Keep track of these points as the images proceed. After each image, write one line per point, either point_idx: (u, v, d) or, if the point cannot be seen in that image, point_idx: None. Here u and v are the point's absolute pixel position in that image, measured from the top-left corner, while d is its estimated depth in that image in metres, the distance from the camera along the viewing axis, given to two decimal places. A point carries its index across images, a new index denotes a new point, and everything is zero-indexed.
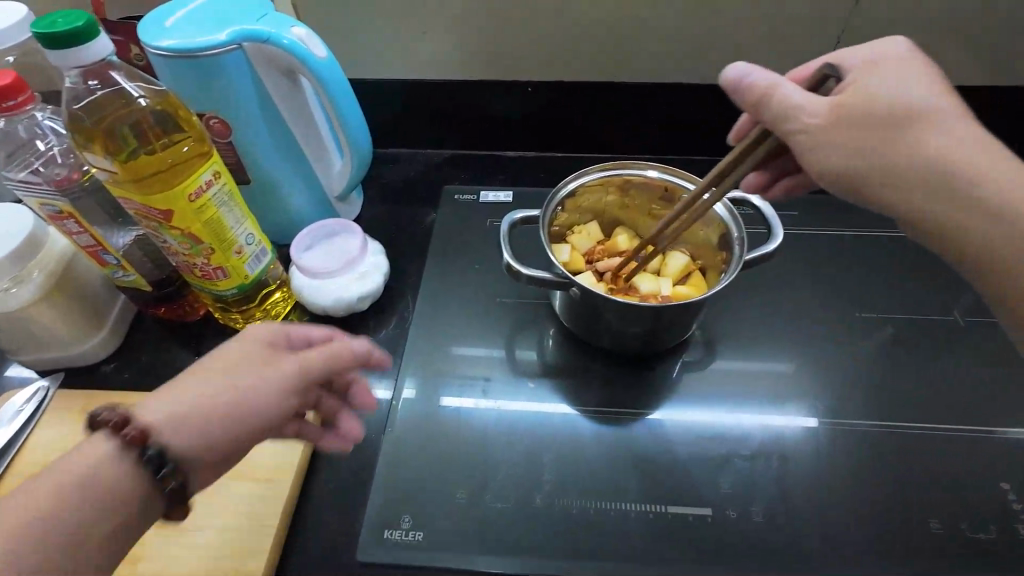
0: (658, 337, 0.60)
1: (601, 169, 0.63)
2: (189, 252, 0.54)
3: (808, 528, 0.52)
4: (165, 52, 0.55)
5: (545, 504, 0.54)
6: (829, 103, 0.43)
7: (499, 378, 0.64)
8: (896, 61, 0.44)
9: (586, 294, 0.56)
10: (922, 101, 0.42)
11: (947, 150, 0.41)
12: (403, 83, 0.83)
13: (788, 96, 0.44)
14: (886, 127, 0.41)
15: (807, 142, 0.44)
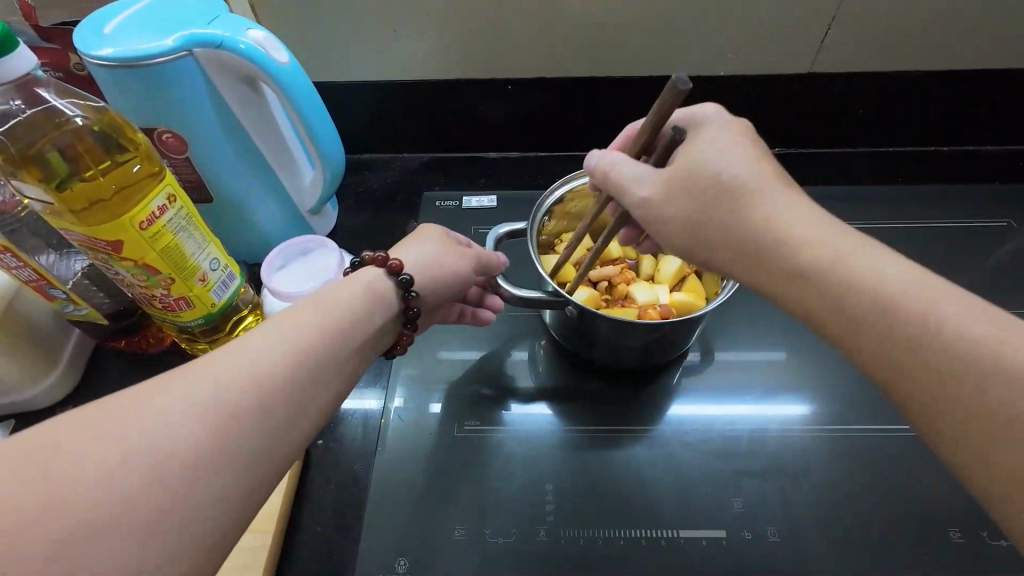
0: (659, 352, 0.57)
1: (590, 172, 0.60)
2: (146, 284, 0.49)
3: (822, 547, 0.50)
4: (107, 62, 0.50)
5: (549, 538, 0.51)
6: (656, 184, 0.44)
7: (502, 395, 0.61)
8: (707, 129, 0.44)
9: (581, 312, 0.53)
10: (742, 176, 0.41)
11: (726, 236, 0.41)
12: (376, 85, 0.78)
13: (630, 182, 0.45)
14: (714, 197, 0.41)
15: (652, 215, 0.45)
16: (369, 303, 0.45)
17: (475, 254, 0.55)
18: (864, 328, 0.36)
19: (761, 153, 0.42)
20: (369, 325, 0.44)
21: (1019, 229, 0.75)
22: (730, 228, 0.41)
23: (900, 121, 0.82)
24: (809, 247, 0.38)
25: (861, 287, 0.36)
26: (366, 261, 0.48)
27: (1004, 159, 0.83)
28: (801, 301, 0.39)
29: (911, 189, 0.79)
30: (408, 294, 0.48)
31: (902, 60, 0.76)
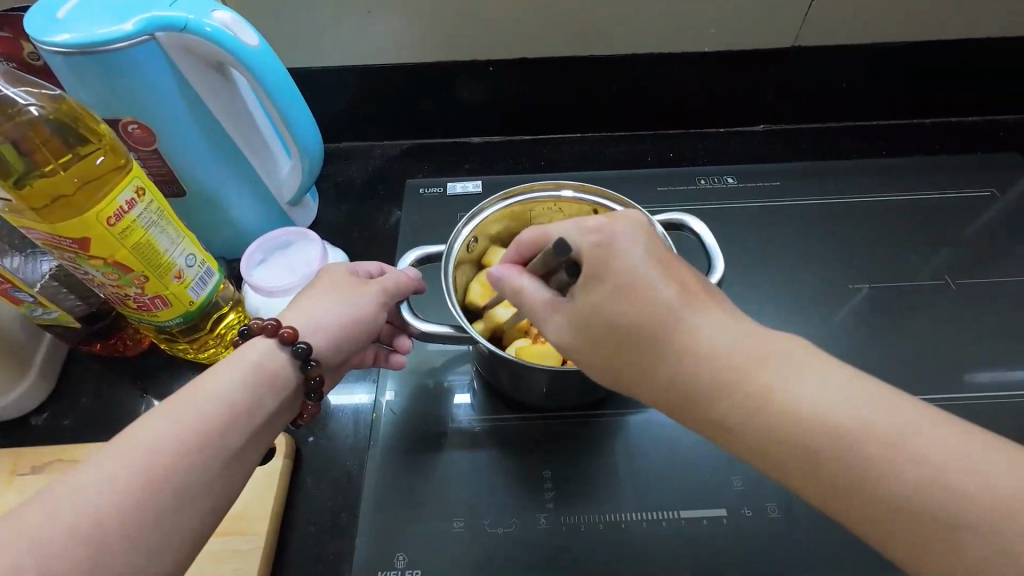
0: (597, 386, 0.53)
1: (514, 195, 0.59)
2: (118, 283, 0.47)
3: (820, 520, 0.50)
4: (63, 49, 0.47)
5: (550, 525, 0.50)
6: (565, 321, 0.40)
7: (445, 423, 0.57)
8: (616, 231, 0.39)
9: (494, 354, 0.49)
10: (643, 313, 0.37)
11: (683, 365, 0.36)
12: (352, 70, 0.75)
13: (539, 314, 0.42)
14: (631, 349, 0.38)
15: (559, 343, 0.41)
16: (264, 382, 0.42)
17: (383, 287, 0.51)
18: (839, 476, 0.33)
19: (662, 255, 0.39)
20: (259, 409, 0.41)
21: (1000, 197, 0.75)
22: (661, 378, 0.37)
23: (879, 93, 0.82)
24: (729, 367, 0.36)
25: (811, 440, 0.33)
26: (256, 330, 0.44)
27: (980, 128, 0.84)
28: (787, 461, 0.34)
29: (892, 161, 0.80)
30: (307, 363, 0.44)
31: (881, 32, 0.76)
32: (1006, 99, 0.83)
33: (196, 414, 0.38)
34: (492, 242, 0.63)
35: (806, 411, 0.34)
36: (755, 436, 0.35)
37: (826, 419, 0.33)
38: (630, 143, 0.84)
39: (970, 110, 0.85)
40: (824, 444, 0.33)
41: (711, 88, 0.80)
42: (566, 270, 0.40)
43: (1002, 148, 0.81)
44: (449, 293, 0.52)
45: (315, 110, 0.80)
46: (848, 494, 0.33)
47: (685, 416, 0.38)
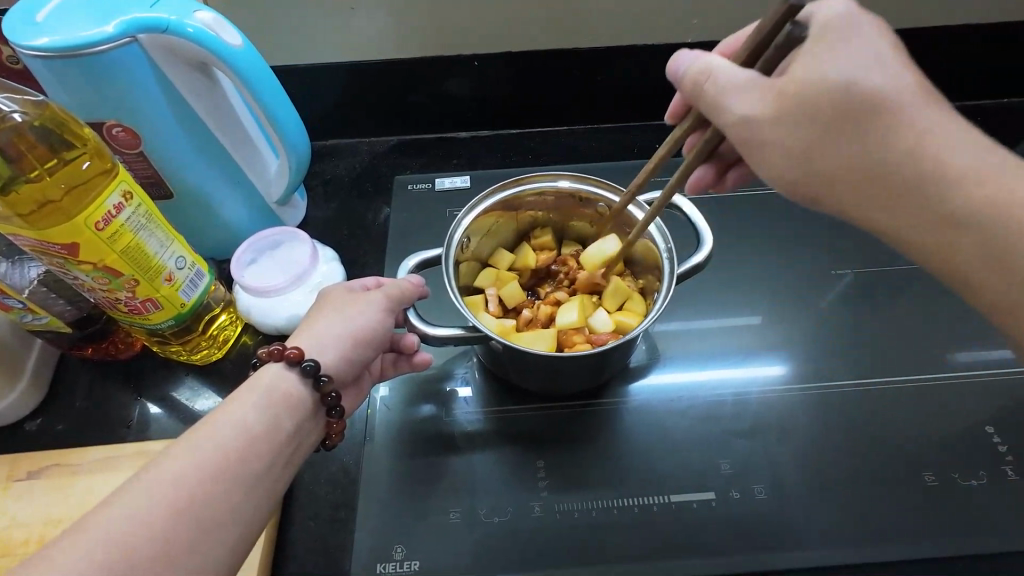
0: (597, 372, 0.55)
1: (506, 187, 0.60)
2: (108, 287, 0.47)
3: (804, 499, 0.52)
4: (43, 52, 0.46)
5: (544, 513, 0.51)
6: (770, 101, 0.40)
7: (444, 420, 0.57)
8: (837, 32, 0.39)
9: (507, 347, 0.51)
10: (890, 88, 0.39)
11: (843, 79, 0.38)
12: (337, 67, 0.75)
13: (728, 99, 0.42)
14: (838, 130, 0.39)
15: (751, 133, 0.42)
16: (280, 404, 0.42)
17: (383, 294, 0.51)
18: (984, 199, 0.38)
19: (903, 60, 0.40)
20: (279, 431, 0.41)
21: None
22: (880, 152, 0.39)
23: None
24: (932, 138, 0.39)
25: (950, 176, 0.39)
26: (263, 357, 0.44)
27: (959, 113, 0.86)
28: (985, 198, 0.38)
29: None
30: (319, 380, 0.44)
31: None
32: (982, 85, 0.85)
33: (214, 447, 0.38)
34: (490, 236, 0.64)
35: (921, 146, 0.39)
36: (886, 154, 0.39)
37: (992, 184, 0.38)
38: (617, 134, 0.85)
39: (950, 96, 0.86)
40: (968, 173, 0.39)
41: None
42: (793, 23, 0.40)
43: (979, 132, 0.83)
44: (453, 293, 0.53)
45: (301, 108, 0.79)
46: (1011, 238, 0.38)
47: (818, 198, 0.43)
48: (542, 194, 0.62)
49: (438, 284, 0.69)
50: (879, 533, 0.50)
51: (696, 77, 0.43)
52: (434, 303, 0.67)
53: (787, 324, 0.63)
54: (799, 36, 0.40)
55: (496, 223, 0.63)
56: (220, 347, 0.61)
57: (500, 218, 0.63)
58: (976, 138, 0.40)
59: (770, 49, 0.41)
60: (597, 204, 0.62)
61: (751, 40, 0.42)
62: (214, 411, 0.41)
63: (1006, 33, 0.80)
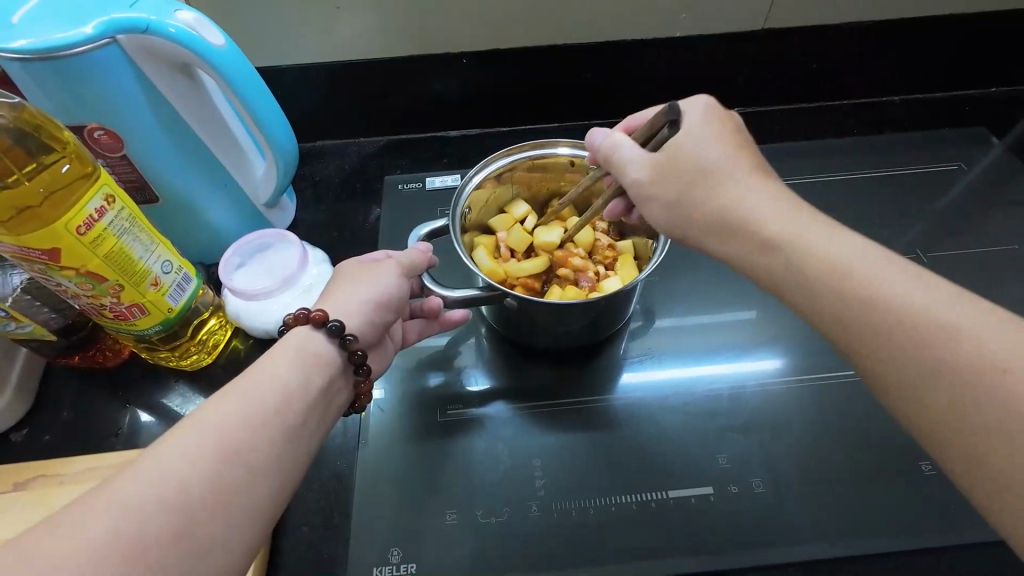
0: (599, 326, 0.57)
1: (504, 155, 0.60)
2: (92, 294, 0.46)
3: (802, 492, 0.52)
4: (20, 54, 0.45)
5: (542, 512, 0.51)
6: (652, 173, 0.44)
7: (455, 384, 0.59)
8: (699, 117, 0.43)
9: (522, 302, 0.52)
10: (703, 159, 0.41)
11: (702, 160, 0.41)
12: (325, 68, 0.74)
13: (626, 169, 0.45)
14: (676, 180, 0.42)
15: (637, 188, 0.45)
16: (310, 363, 0.42)
17: (395, 262, 0.51)
18: (862, 328, 0.35)
19: (736, 142, 0.43)
20: (309, 388, 0.40)
21: (966, 170, 0.77)
22: (714, 211, 0.41)
23: (849, 73, 0.83)
24: (768, 227, 0.39)
25: (835, 269, 0.36)
26: (291, 323, 0.44)
27: (947, 104, 0.86)
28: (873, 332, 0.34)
29: (864, 141, 0.81)
30: (346, 339, 0.43)
31: (850, 12, 0.77)
32: (968, 76, 0.85)
33: (219, 426, 0.35)
34: (490, 203, 0.65)
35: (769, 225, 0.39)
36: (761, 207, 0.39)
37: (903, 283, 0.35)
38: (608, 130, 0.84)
39: (938, 87, 0.86)
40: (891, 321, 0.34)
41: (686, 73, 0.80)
42: (670, 126, 0.44)
43: (967, 122, 0.83)
44: (462, 252, 0.53)
45: (289, 109, 0.78)
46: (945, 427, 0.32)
47: (696, 241, 0.43)
48: (537, 162, 0.62)
49: (446, 254, 0.69)
50: (876, 524, 0.50)
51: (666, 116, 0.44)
52: (446, 268, 0.68)
53: (782, 318, 0.63)
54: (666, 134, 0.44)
55: (496, 190, 0.63)
56: (209, 352, 0.60)
57: (499, 186, 0.63)
58: (939, 285, 0.35)
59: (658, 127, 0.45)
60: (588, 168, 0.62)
61: (645, 131, 0.46)
62: (249, 368, 0.40)
63: (994, 23, 0.80)
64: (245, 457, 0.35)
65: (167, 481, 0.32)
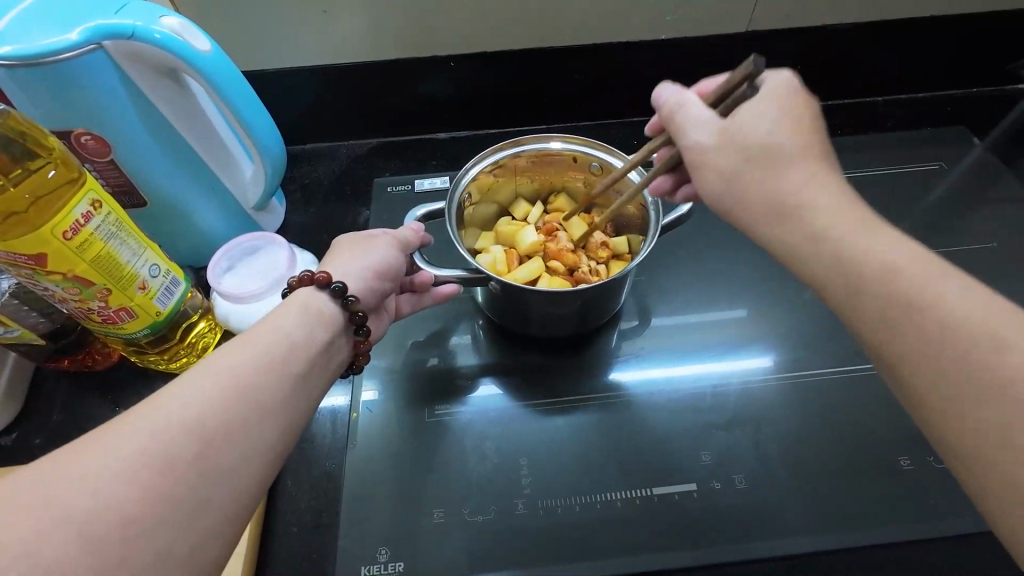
0: (587, 317, 0.58)
1: (505, 146, 0.60)
2: (79, 298, 0.46)
3: (786, 488, 0.52)
4: (5, 61, 0.46)
5: (528, 510, 0.51)
6: (713, 135, 0.41)
7: (445, 384, 0.60)
8: (783, 94, 0.40)
9: (506, 287, 0.53)
10: (792, 140, 0.38)
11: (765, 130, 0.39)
12: (313, 71, 0.75)
13: (686, 129, 0.42)
14: (760, 162, 0.38)
15: (698, 160, 0.42)
16: (313, 317, 0.43)
17: (393, 238, 0.52)
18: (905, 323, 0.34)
19: (810, 123, 0.40)
20: (313, 341, 0.42)
21: (948, 170, 0.79)
22: (771, 189, 0.38)
23: (833, 74, 0.84)
24: (824, 218, 0.37)
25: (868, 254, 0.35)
26: (295, 284, 0.45)
27: (930, 104, 0.87)
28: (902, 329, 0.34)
29: (847, 140, 0.83)
30: (347, 299, 0.45)
31: (833, 14, 0.78)
32: (951, 76, 0.87)
33: (230, 370, 0.36)
34: (490, 195, 0.65)
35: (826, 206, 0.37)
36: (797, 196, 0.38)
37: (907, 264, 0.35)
38: (596, 132, 0.85)
39: (921, 87, 0.88)
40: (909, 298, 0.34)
41: (672, 75, 0.81)
42: (749, 85, 0.41)
43: (950, 122, 0.85)
44: (454, 236, 0.54)
45: (278, 113, 0.79)
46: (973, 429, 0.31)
47: (747, 228, 0.40)
48: (539, 155, 0.62)
49: (441, 237, 0.69)
50: (854, 518, 0.51)
51: (749, 72, 0.40)
52: (441, 250, 0.68)
53: (768, 317, 0.64)
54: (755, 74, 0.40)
55: (498, 181, 0.64)
56: (199, 355, 0.60)
57: (500, 178, 0.63)
58: (974, 288, 0.34)
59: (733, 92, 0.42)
60: (590, 164, 0.62)
61: (721, 88, 0.43)
62: (255, 325, 0.41)
63: (977, 23, 0.81)
64: (251, 402, 0.36)
65: (182, 412, 0.33)
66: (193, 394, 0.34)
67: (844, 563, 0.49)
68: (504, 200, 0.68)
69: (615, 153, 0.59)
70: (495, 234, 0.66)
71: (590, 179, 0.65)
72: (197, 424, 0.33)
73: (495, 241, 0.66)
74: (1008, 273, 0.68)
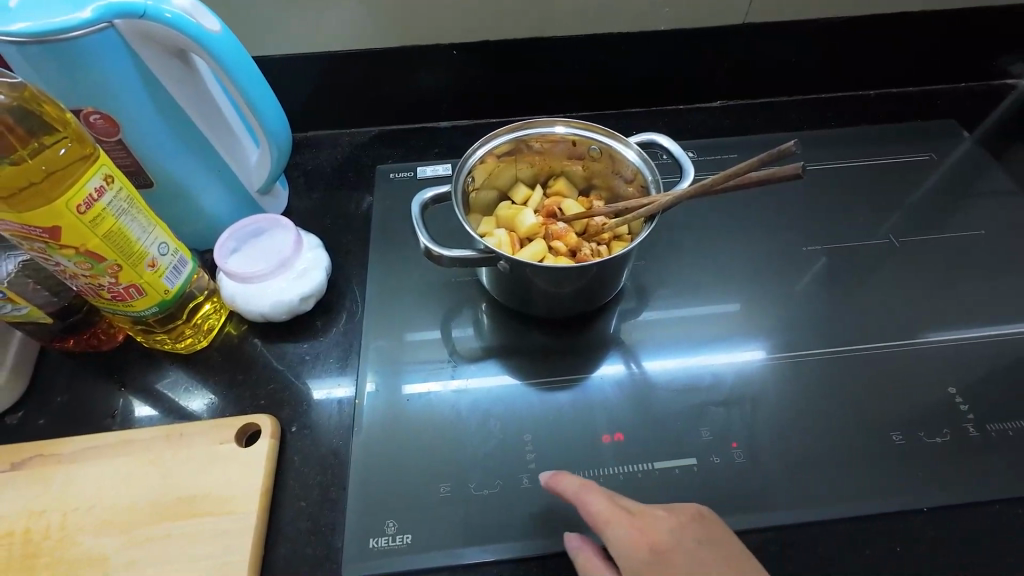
0: (590, 297, 0.59)
1: (508, 131, 0.61)
2: (90, 274, 0.47)
3: (781, 463, 0.54)
4: (17, 37, 0.46)
5: (532, 484, 0.53)
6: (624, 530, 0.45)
7: (450, 367, 0.61)
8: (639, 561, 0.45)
9: (514, 265, 0.54)
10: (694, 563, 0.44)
11: (669, 543, 0.45)
12: (316, 59, 0.76)
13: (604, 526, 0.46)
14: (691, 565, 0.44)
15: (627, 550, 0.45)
16: None
17: None
18: None
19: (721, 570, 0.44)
20: None
21: (937, 162, 0.81)
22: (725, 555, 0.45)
23: (826, 69, 0.86)
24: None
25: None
26: None
27: (920, 99, 0.89)
28: None
29: (840, 133, 0.85)
30: None
31: (826, 8, 0.80)
32: (939, 72, 0.89)
33: None
34: (492, 179, 0.66)
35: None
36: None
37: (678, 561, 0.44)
38: (595, 122, 0.87)
39: (911, 82, 0.90)
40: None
41: (670, 66, 0.83)
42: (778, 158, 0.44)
43: (939, 116, 0.87)
44: (462, 217, 0.55)
45: (280, 100, 0.79)
46: None
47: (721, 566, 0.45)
48: (540, 140, 0.63)
49: (440, 222, 0.70)
50: (847, 492, 0.53)
51: (779, 152, 0.44)
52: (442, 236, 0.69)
53: (763, 300, 0.66)
54: (789, 150, 0.44)
55: (499, 165, 0.65)
56: (205, 336, 0.61)
57: (502, 162, 0.64)
58: None
59: (768, 158, 0.45)
60: (591, 148, 0.63)
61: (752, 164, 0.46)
62: None
63: (964, 20, 0.83)
64: None
65: None
66: None
67: (838, 535, 0.51)
68: (504, 184, 0.69)
69: (615, 137, 0.60)
70: (495, 218, 0.67)
71: (589, 164, 0.66)
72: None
73: (496, 226, 0.67)
74: (993, 261, 0.71)
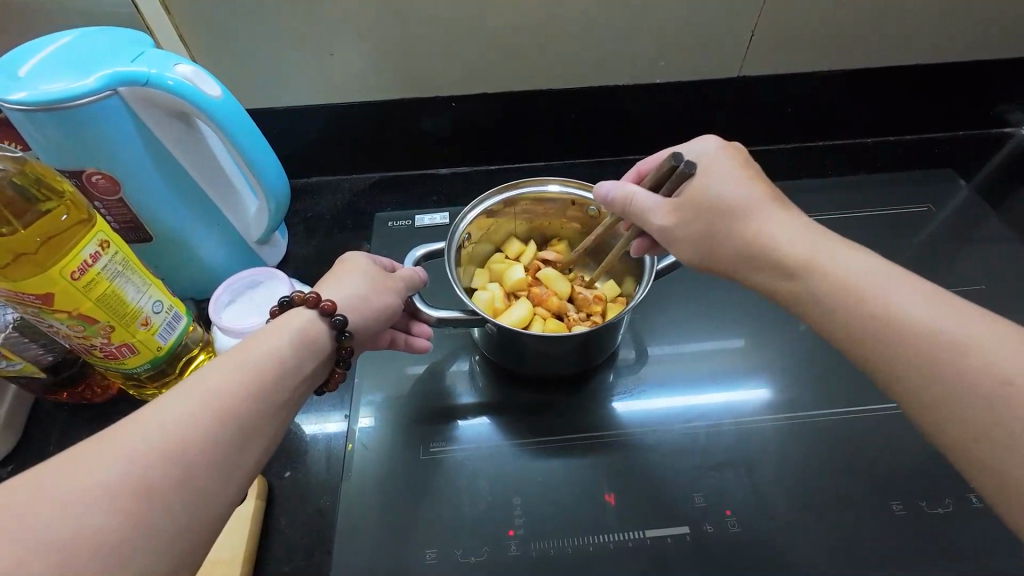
0: (585, 356, 0.59)
1: (504, 190, 0.62)
2: (83, 334, 0.47)
3: (776, 530, 0.53)
4: (23, 107, 0.48)
5: (521, 552, 0.51)
6: (674, 213, 0.49)
7: (444, 426, 0.60)
8: (706, 192, 0.48)
9: (502, 329, 0.54)
10: (740, 198, 0.46)
11: (741, 205, 0.46)
12: (318, 111, 0.77)
13: (650, 216, 0.50)
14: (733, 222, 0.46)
15: (678, 224, 0.49)
16: (304, 344, 0.44)
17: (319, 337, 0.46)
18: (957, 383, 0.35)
19: (755, 177, 0.48)
20: (301, 370, 0.43)
21: (936, 212, 0.80)
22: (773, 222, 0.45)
23: (823, 118, 0.87)
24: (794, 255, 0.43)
25: (776, 249, 0.44)
26: (297, 301, 0.47)
27: (918, 147, 0.90)
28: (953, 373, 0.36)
29: (837, 182, 0.85)
30: (343, 334, 0.47)
31: (822, 61, 0.81)
32: (938, 120, 0.90)
33: (254, 366, 0.40)
34: (489, 234, 0.67)
35: (735, 211, 0.46)
36: (740, 212, 0.46)
37: (724, 178, 0.47)
38: (592, 170, 0.88)
39: (908, 130, 0.91)
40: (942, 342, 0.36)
41: (667, 116, 0.84)
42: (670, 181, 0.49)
43: (937, 165, 0.87)
44: (454, 278, 0.55)
45: (284, 148, 0.81)
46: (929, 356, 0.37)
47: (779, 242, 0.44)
48: (537, 198, 0.64)
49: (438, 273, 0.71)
50: (846, 564, 0.51)
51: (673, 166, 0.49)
52: (437, 289, 0.70)
53: (762, 352, 0.65)
54: (689, 174, 0.48)
55: (496, 222, 0.65)
56: None
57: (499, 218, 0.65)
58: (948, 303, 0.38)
59: (671, 179, 0.49)
60: (588, 208, 0.63)
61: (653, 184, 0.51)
62: (245, 343, 0.42)
63: (960, 71, 0.84)
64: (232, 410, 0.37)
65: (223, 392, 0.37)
66: (226, 389, 0.38)
67: None
68: (502, 238, 0.69)
69: None
70: (490, 271, 0.68)
71: (587, 223, 0.67)
72: (176, 451, 0.33)
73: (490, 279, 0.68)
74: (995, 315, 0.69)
